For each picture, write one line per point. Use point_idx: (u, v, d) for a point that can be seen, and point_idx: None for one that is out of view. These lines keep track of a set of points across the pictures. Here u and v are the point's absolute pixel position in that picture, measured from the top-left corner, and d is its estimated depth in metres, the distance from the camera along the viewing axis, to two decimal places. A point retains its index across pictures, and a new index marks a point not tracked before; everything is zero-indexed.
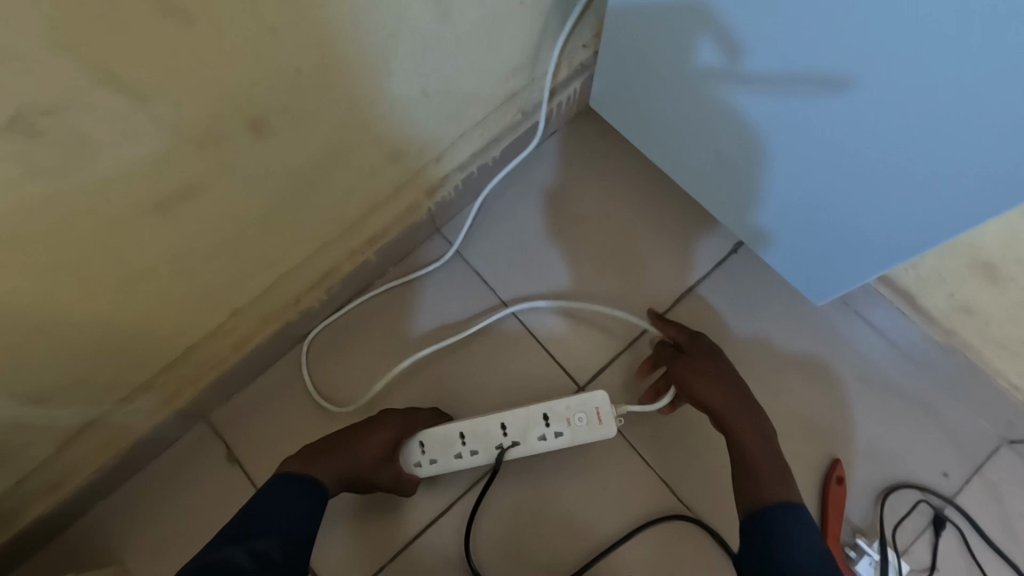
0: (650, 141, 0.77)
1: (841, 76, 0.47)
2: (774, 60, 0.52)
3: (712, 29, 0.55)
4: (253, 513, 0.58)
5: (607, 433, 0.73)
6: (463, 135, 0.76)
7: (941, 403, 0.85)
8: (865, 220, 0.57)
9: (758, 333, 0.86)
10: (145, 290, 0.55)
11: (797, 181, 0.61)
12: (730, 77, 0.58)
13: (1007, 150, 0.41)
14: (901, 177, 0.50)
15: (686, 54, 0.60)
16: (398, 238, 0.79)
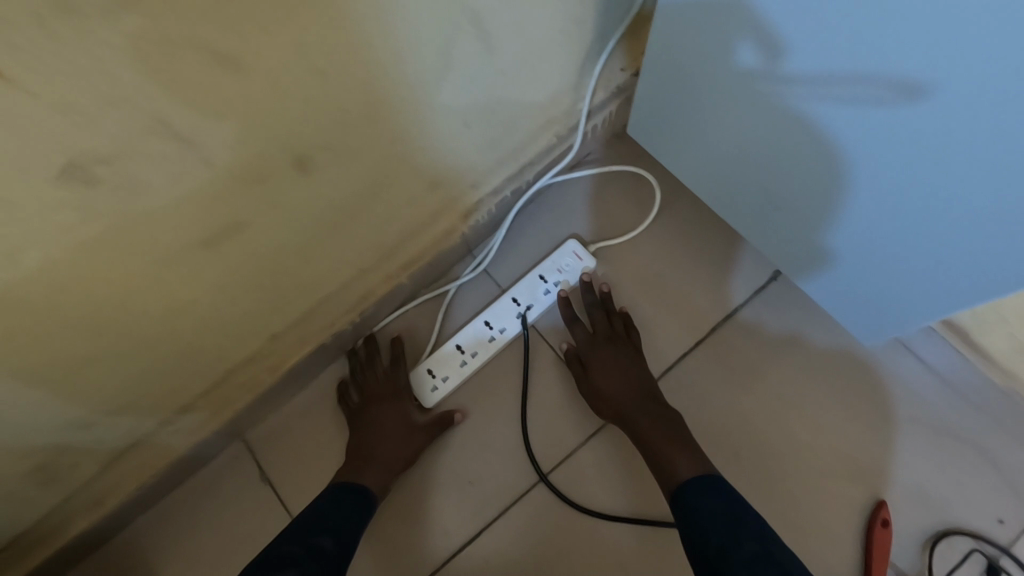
0: (680, 134, 0.80)
1: (901, 81, 0.47)
2: (818, 64, 0.53)
3: (751, 32, 0.57)
4: (308, 515, 0.71)
5: (590, 262, 0.92)
6: (499, 164, 0.83)
7: (997, 443, 0.82)
8: (916, 223, 0.58)
9: (796, 361, 0.87)
10: (188, 318, 0.61)
11: (847, 180, 0.61)
12: (768, 75, 0.59)
13: None
14: (956, 179, 0.51)
15: (723, 60, 0.63)
16: (430, 262, 0.87)
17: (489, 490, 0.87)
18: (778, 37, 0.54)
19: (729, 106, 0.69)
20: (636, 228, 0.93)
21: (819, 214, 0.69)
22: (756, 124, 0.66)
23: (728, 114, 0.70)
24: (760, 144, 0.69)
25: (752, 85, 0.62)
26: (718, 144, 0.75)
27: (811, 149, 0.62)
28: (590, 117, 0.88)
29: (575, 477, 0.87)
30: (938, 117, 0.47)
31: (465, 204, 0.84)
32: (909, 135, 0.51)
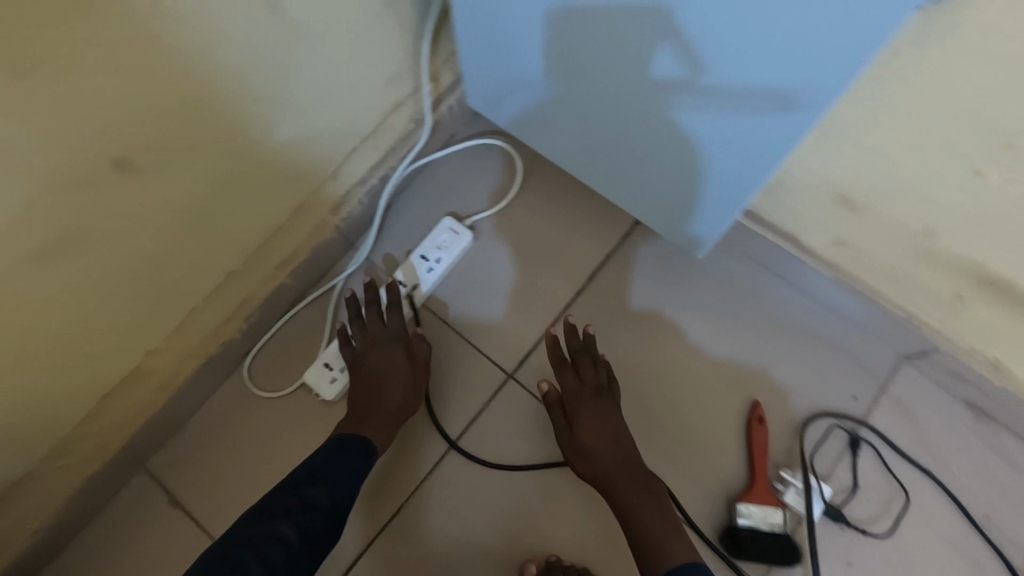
0: (562, 119, 0.80)
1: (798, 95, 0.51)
2: (728, 76, 0.54)
3: (667, 39, 0.56)
4: (315, 466, 0.74)
5: (466, 235, 0.96)
6: (356, 152, 0.86)
7: (844, 331, 0.91)
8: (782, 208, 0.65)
9: (666, 294, 0.95)
10: (41, 339, 0.60)
11: (726, 175, 0.66)
12: (684, 79, 0.58)
13: None
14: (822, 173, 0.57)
15: (637, 64, 0.61)
16: (308, 258, 0.89)
17: (401, 467, 0.89)
18: (693, 48, 0.54)
19: (630, 100, 0.68)
20: (505, 198, 0.99)
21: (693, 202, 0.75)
22: (655, 113, 0.66)
23: (628, 106, 0.68)
24: (651, 131, 0.69)
25: (658, 86, 0.62)
26: (607, 129, 0.75)
27: (696, 142, 0.65)
28: (441, 100, 0.93)
29: (482, 437, 0.90)
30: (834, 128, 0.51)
31: (332, 196, 0.87)
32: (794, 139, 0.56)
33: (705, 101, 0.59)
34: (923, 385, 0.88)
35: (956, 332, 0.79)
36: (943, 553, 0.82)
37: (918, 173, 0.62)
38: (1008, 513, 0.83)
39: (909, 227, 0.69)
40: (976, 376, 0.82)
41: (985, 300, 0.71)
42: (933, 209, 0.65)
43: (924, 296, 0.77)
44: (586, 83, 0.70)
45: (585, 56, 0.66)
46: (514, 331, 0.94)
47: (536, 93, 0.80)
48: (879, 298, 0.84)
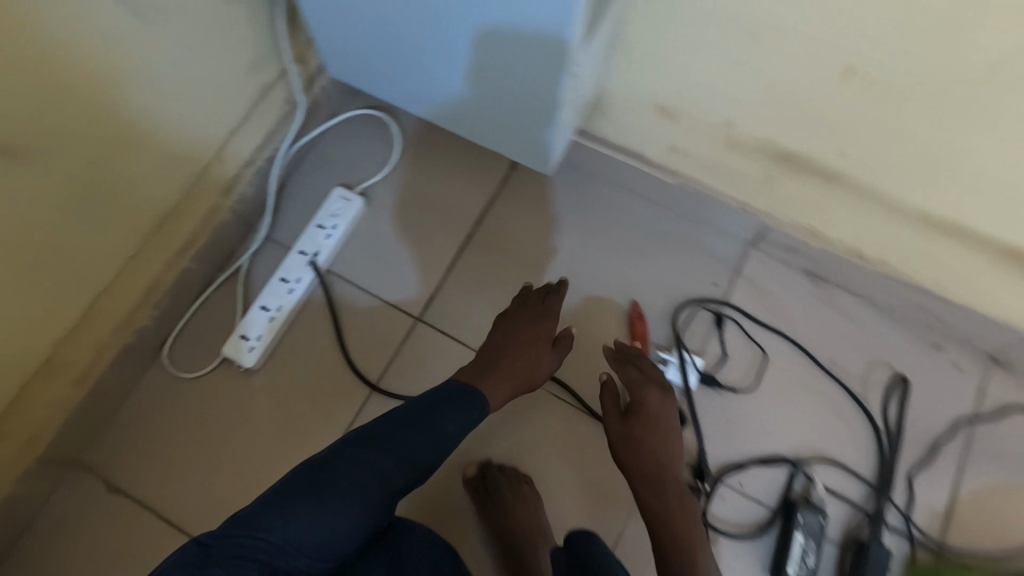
0: (422, 99, 0.88)
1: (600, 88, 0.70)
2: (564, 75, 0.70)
3: (547, 49, 0.66)
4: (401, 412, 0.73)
5: (358, 200, 1.04)
6: (235, 134, 0.93)
7: (700, 230, 1.05)
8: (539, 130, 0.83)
9: (547, 224, 1.06)
10: None
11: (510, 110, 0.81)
12: (529, 58, 0.69)
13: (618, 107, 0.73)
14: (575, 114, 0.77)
15: (501, 50, 0.70)
16: (208, 241, 0.95)
17: (329, 417, 0.95)
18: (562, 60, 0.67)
19: (481, 79, 0.77)
20: (390, 163, 1.08)
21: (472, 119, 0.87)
22: (501, 86, 0.76)
23: (477, 81, 0.78)
24: (498, 100, 0.80)
25: (508, 65, 0.72)
26: (461, 102, 0.84)
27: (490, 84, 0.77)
28: (312, 81, 1.01)
29: (400, 376, 0.98)
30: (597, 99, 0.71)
31: (220, 178, 0.93)
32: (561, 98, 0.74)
33: (538, 71, 0.70)
34: (768, 263, 1.03)
35: (777, 209, 0.94)
36: (803, 394, 0.97)
37: (701, 70, 0.76)
38: (847, 352, 0.99)
39: (713, 121, 0.84)
40: (801, 244, 0.98)
41: (784, 172, 0.86)
42: (724, 101, 0.79)
43: (746, 182, 0.92)
44: (446, 65, 0.78)
45: (441, 39, 0.73)
46: (417, 279, 1.03)
47: (393, 78, 0.87)
48: (715, 194, 0.99)
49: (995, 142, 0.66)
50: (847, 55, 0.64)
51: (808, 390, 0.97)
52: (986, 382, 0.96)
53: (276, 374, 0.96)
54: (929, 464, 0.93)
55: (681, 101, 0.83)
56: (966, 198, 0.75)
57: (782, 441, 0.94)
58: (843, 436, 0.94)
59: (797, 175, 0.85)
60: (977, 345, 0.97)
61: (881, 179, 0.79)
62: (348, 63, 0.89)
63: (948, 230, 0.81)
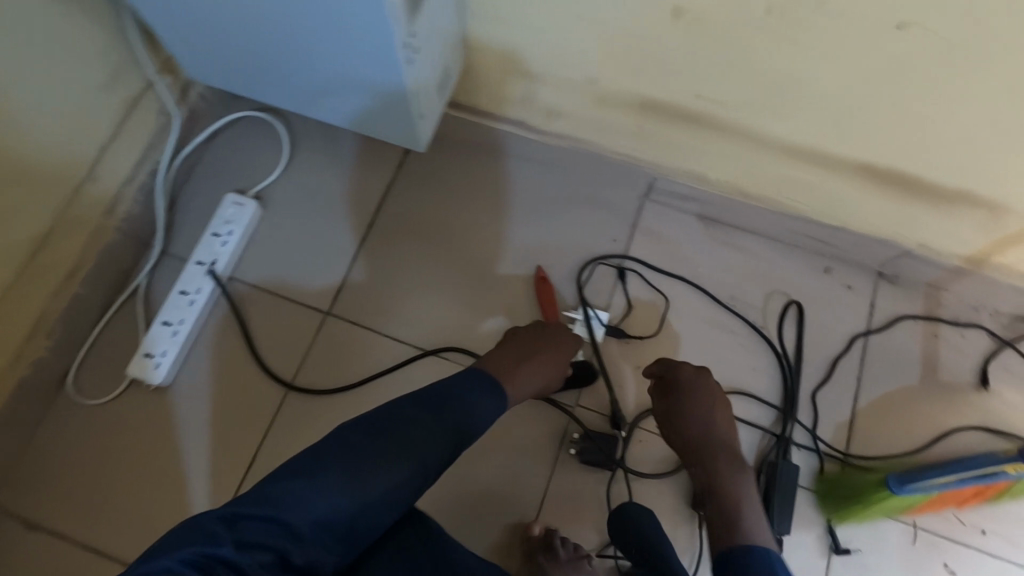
0: (281, 94, 0.84)
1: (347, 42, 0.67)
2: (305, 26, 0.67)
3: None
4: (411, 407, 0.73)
5: (252, 204, 1.02)
6: (108, 151, 0.91)
7: (595, 189, 1.07)
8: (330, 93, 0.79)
9: (447, 202, 1.07)
10: None
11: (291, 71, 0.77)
12: (354, 34, 0.66)
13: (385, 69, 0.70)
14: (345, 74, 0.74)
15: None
16: (98, 263, 0.94)
17: (247, 422, 0.95)
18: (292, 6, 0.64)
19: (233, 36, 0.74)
20: (281, 162, 1.07)
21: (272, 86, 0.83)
22: (344, 71, 0.73)
23: (327, 70, 0.74)
24: (349, 87, 0.76)
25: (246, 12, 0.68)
26: (317, 93, 0.81)
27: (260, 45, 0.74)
28: (187, 89, 1.00)
29: (316, 372, 0.98)
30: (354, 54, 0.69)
31: (100, 197, 0.91)
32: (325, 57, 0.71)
33: (369, 50, 0.68)
34: (664, 213, 1.07)
35: (658, 157, 0.98)
36: (708, 333, 1.01)
37: (550, 29, 0.79)
38: (747, 286, 1.03)
39: (576, 78, 0.86)
40: (690, 189, 1.02)
41: (653, 119, 0.89)
42: (577, 55, 0.81)
43: (623, 134, 0.95)
44: (293, 58, 0.74)
45: (248, 20, 0.69)
46: (323, 274, 1.03)
47: (233, 66, 0.81)
48: (601, 151, 1.01)
49: (818, 63, 0.70)
50: None
51: (711, 327, 1.01)
52: (877, 297, 1.02)
53: (189, 387, 0.95)
54: (831, 380, 0.97)
55: (542, 62, 0.85)
56: (811, 119, 0.78)
57: None
58: (749, 366, 0.98)
59: (664, 119, 0.88)
60: (864, 263, 1.03)
61: (736, 114, 0.82)
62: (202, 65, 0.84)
63: (805, 154, 0.85)
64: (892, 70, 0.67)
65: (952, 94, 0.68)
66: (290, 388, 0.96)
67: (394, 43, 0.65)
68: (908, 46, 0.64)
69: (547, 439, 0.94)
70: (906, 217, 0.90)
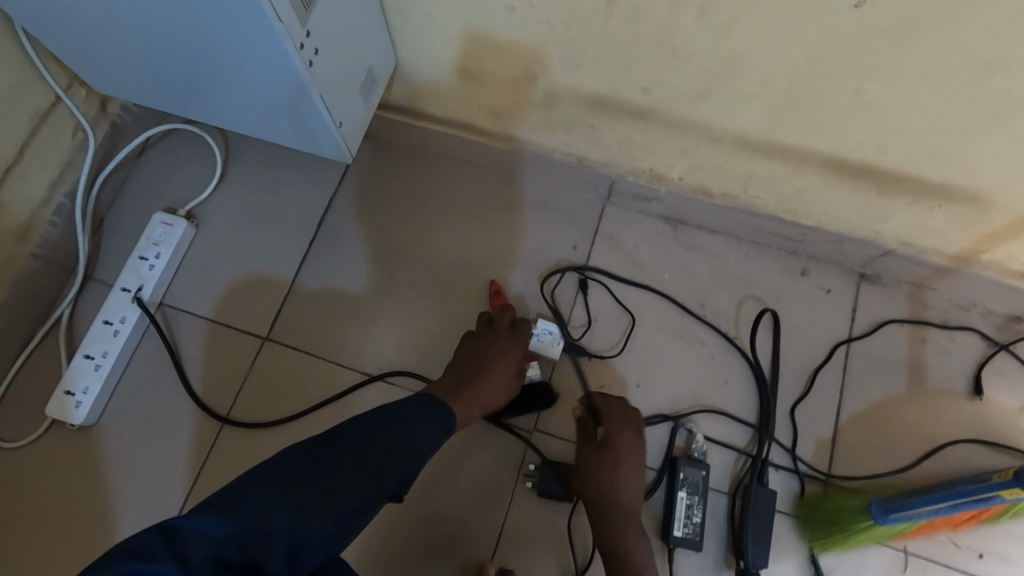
0: (183, 101, 0.77)
1: (223, 48, 0.61)
2: (180, 39, 0.62)
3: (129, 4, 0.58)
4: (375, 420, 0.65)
5: (181, 223, 0.95)
6: (15, 174, 0.84)
7: (553, 194, 1.00)
8: (238, 108, 0.74)
9: (393, 215, 1.00)
10: None
11: (192, 87, 0.72)
12: (240, 39, 0.59)
13: (279, 80, 0.64)
14: (242, 87, 0.68)
15: (104, 18, 0.62)
16: (11, 295, 0.87)
17: (179, 460, 0.88)
18: (156, 16, 0.59)
19: (123, 57, 0.70)
20: (215, 178, 0.99)
21: (182, 102, 0.77)
22: (240, 77, 0.66)
23: (224, 76, 0.67)
24: (250, 94, 0.69)
25: (129, 34, 0.64)
26: (220, 100, 0.73)
27: (155, 64, 0.69)
28: (106, 103, 0.93)
29: (253, 403, 0.91)
30: (242, 65, 0.63)
31: (9, 224, 0.84)
32: (217, 71, 0.66)
33: (259, 56, 0.61)
34: (628, 217, 1.00)
35: (614, 158, 0.90)
36: (676, 346, 0.93)
37: (479, 23, 0.71)
38: (717, 294, 0.96)
39: (516, 76, 0.79)
40: (652, 191, 0.95)
41: (603, 118, 0.82)
42: (512, 50, 0.74)
43: (574, 134, 0.88)
44: (186, 65, 0.67)
45: (130, 39, 0.65)
46: (261, 296, 0.96)
47: (125, 76, 0.75)
48: (555, 154, 0.94)
49: (772, 49, 0.62)
50: None
51: (678, 339, 0.93)
52: (858, 300, 0.94)
53: (115, 424, 0.89)
54: (810, 394, 0.90)
55: (476, 59, 0.78)
56: (770, 112, 0.71)
57: (661, 399, 0.90)
58: (721, 381, 0.91)
59: (615, 117, 0.81)
60: (843, 264, 0.95)
61: (691, 110, 0.75)
62: (97, 74, 0.77)
63: (768, 150, 0.78)
64: (855, 53, 0.60)
65: (923, 76, 0.60)
66: (226, 422, 0.89)
67: (285, 49, 0.58)
68: (870, 25, 0.56)
69: (502, 469, 0.87)
70: (883, 213, 0.82)
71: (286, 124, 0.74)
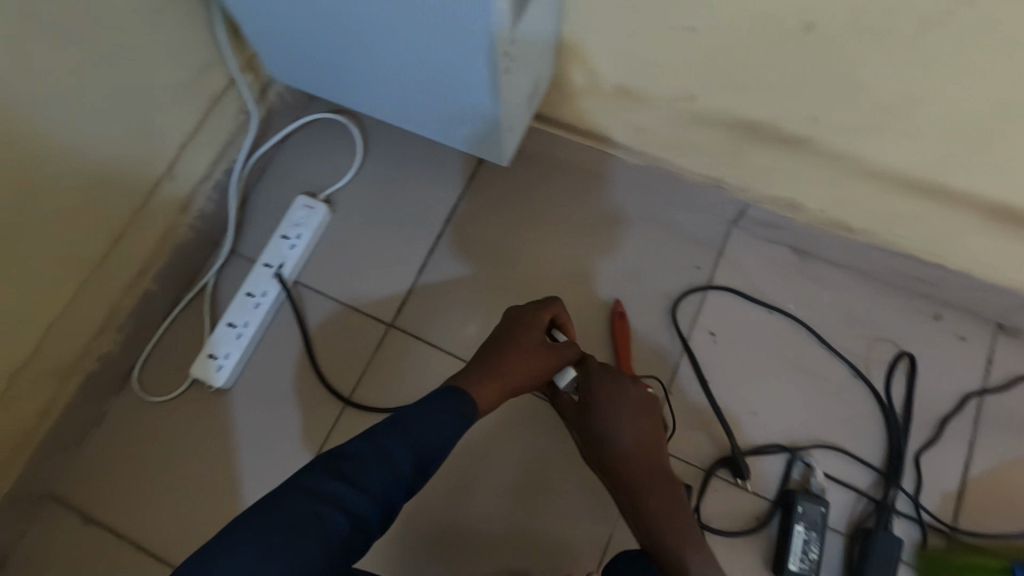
0: (366, 100, 0.81)
1: (435, 52, 0.65)
2: (395, 42, 0.66)
3: (359, 9, 0.63)
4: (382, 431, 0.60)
5: (321, 208, 1.00)
6: (187, 149, 0.90)
7: (677, 213, 1.00)
8: (420, 111, 0.78)
9: (517, 218, 1.02)
10: None
11: (382, 88, 0.77)
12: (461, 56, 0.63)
13: (479, 84, 0.67)
14: (435, 90, 0.72)
15: (327, 21, 0.68)
16: (167, 262, 0.93)
17: (304, 433, 0.92)
18: (379, 21, 0.64)
19: (326, 57, 0.75)
20: (353, 166, 1.04)
21: (362, 98, 0.81)
22: (435, 79, 0.70)
23: (421, 79, 0.71)
24: (436, 96, 0.73)
25: (345, 38, 0.69)
26: (399, 97, 0.77)
27: (356, 66, 0.74)
28: (266, 89, 0.98)
29: (375, 388, 0.94)
30: (446, 69, 0.67)
31: (175, 196, 0.91)
32: (418, 74, 0.70)
33: (469, 61, 0.64)
34: (753, 243, 0.99)
35: (750, 183, 0.90)
36: (796, 378, 0.92)
37: (648, 42, 0.72)
38: (841, 330, 0.94)
39: (672, 95, 0.79)
40: (784, 220, 0.94)
41: (753, 146, 0.82)
42: (677, 71, 0.75)
43: (714, 156, 0.88)
44: (386, 68, 0.72)
45: (343, 41, 0.70)
46: (387, 285, 0.99)
47: (314, 69, 0.79)
48: (688, 173, 0.94)
49: (961, 93, 0.61)
50: (800, 11, 0.60)
51: (799, 372, 0.92)
52: (994, 351, 0.90)
53: (248, 392, 0.94)
54: (936, 443, 0.87)
55: (635, 76, 0.79)
56: (944, 154, 0.69)
57: (778, 429, 0.89)
58: (840, 418, 0.90)
59: (767, 144, 0.80)
60: (979, 312, 0.92)
61: (853, 144, 0.74)
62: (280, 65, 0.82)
63: (928, 192, 0.76)
64: None
65: None
66: (350, 402, 0.93)
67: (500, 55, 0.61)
68: None
69: (577, 490, 0.91)
70: None
71: (465, 128, 0.78)
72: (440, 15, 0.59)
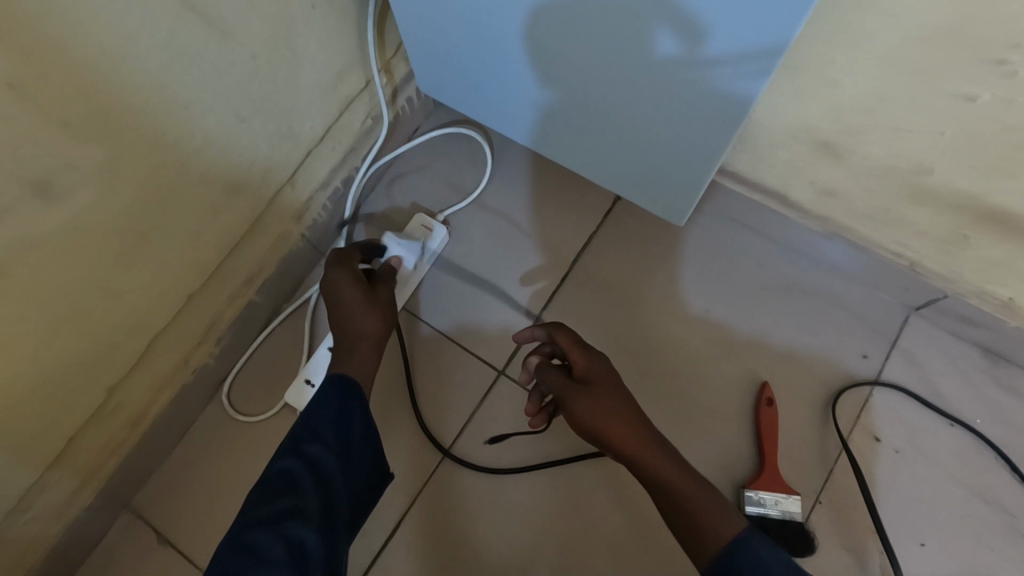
0: (547, 119, 0.76)
1: (672, 75, 0.57)
2: (617, 65, 0.60)
3: (589, 26, 0.57)
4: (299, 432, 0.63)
5: (440, 231, 0.90)
6: (313, 154, 0.82)
7: (846, 288, 0.86)
8: (612, 136, 0.71)
9: (656, 267, 0.89)
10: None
11: (575, 107, 0.71)
12: (687, 64, 0.55)
13: (710, 115, 0.59)
14: (643, 115, 0.65)
15: (541, 34, 0.62)
16: (274, 273, 0.85)
17: (395, 481, 0.83)
18: (613, 39, 0.57)
19: (520, 70, 0.70)
20: (478, 187, 0.93)
21: (540, 119, 0.77)
22: (666, 101, 0.60)
23: (631, 105, 0.64)
24: (649, 119, 0.65)
25: (554, 53, 0.63)
26: (594, 119, 0.70)
27: (554, 85, 0.69)
28: (397, 95, 0.89)
29: (479, 441, 0.84)
30: (676, 94, 0.59)
31: (292, 204, 0.82)
32: (629, 96, 0.63)
33: (711, 88, 0.56)
34: (936, 337, 0.83)
35: (960, 273, 0.75)
36: (976, 509, 0.77)
37: (896, 104, 0.58)
38: None
39: (895, 165, 0.65)
40: (987, 319, 0.78)
41: (987, 237, 0.66)
42: (915, 140, 0.61)
43: (925, 238, 0.73)
44: (592, 87, 0.65)
45: (550, 55, 0.64)
46: (502, 327, 0.89)
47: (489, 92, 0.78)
48: (877, 249, 0.80)
49: None
50: None
51: (981, 502, 0.77)
52: None
53: None
54: None
55: (856, 139, 0.65)
56: None
57: (949, 569, 0.75)
58: None
59: (1005, 238, 0.65)
60: None
61: None
62: (451, 78, 0.80)
63: None
64: None
65: None
66: (449, 453, 0.84)
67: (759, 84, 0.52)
68: None
69: None
70: None
71: (665, 159, 0.70)
72: (696, 38, 0.51)
